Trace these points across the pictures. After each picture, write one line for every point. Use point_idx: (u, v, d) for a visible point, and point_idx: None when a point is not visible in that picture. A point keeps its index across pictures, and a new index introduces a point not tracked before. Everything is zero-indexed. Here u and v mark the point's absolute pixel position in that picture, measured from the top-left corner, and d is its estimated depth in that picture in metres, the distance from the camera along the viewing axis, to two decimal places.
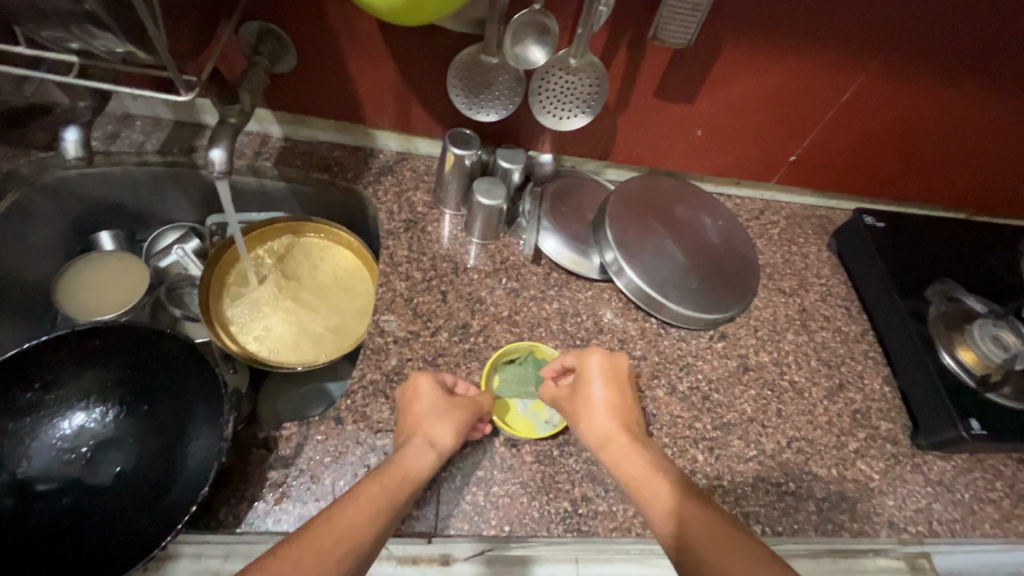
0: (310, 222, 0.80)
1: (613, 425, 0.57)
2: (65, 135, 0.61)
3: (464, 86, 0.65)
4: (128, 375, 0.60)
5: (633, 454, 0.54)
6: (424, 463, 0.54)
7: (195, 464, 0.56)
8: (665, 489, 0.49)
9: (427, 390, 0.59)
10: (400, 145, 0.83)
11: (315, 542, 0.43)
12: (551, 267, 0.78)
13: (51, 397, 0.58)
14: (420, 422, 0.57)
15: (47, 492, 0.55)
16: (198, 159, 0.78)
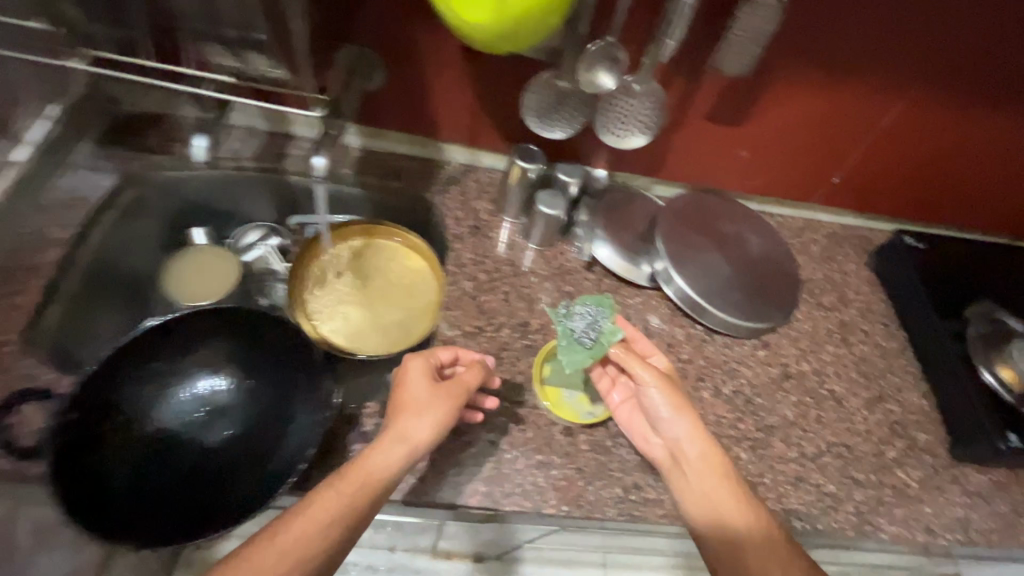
0: (381, 225, 0.88)
1: (701, 432, 0.59)
2: (198, 141, 0.84)
3: (536, 105, 0.72)
4: (236, 350, 0.62)
5: (714, 471, 0.57)
6: (393, 462, 0.54)
7: (304, 430, 0.57)
8: (744, 512, 0.55)
9: (411, 377, 0.60)
10: (467, 158, 0.90)
11: (261, 552, 0.47)
12: (603, 274, 0.84)
13: (167, 366, 0.61)
14: (400, 411, 0.58)
15: (162, 453, 0.58)
16: (287, 165, 0.87)
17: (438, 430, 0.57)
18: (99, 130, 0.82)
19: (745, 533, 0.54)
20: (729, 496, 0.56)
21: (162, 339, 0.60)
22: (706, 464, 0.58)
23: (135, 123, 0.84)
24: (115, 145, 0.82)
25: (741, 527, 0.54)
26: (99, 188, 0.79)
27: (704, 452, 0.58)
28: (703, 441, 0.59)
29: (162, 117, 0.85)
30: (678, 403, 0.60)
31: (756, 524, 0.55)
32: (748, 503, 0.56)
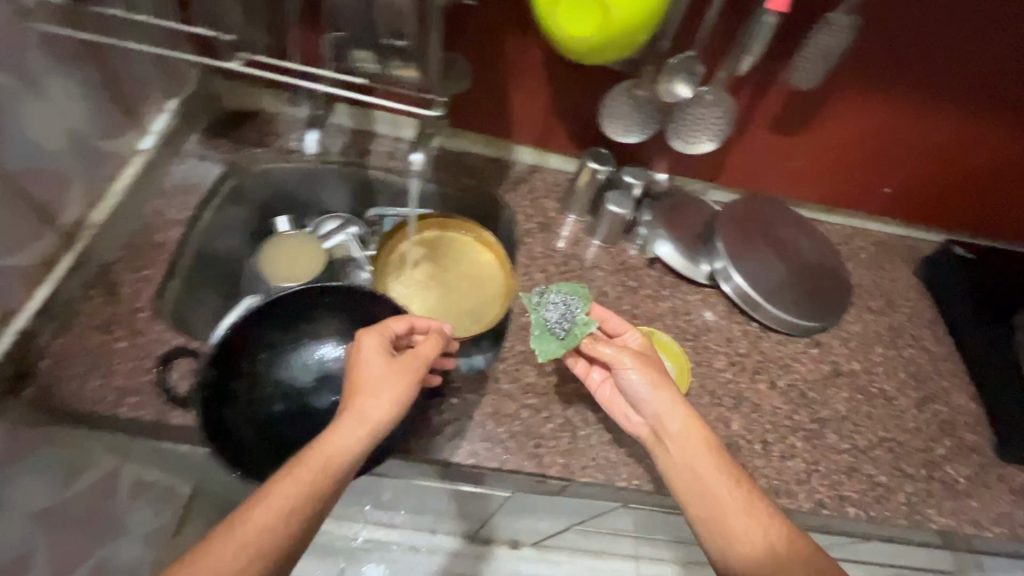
0: (452, 219, 0.94)
1: (680, 412, 0.63)
2: (308, 136, 0.91)
3: (613, 115, 0.77)
4: (343, 325, 0.69)
5: (697, 448, 0.61)
6: (353, 443, 0.55)
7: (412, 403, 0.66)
8: (727, 486, 0.59)
9: (369, 357, 0.59)
10: (534, 159, 0.96)
11: (229, 539, 0.49)
12: (663, 270, 0.89)
13: (285, 337, 0.67)
14: (362, 389, 0.58)
15: (283, 415, 0.64)
16: (371, 160, 0.94)
17: (395, 408, 0.58)
18: (204, 124, 0.89)
19: (732, 506, 0.58)
20: (710, 473, 0.60)
21: (281, 314, 0.67)
22: (688, 441, 0.61)
23: (235, 117, 0.91)
24: (220, 137, 0.89)
25: (728, 499, 0.58)
26: (209, 176, 0.86)
27: (688, 429, 0.62)
28: (675, 417, 0.62)
29: (259, 113, 0.92)
30: (655, 380, 0.63)
31: (740, 494, 0.58)
32: (730, 476, 0.60)
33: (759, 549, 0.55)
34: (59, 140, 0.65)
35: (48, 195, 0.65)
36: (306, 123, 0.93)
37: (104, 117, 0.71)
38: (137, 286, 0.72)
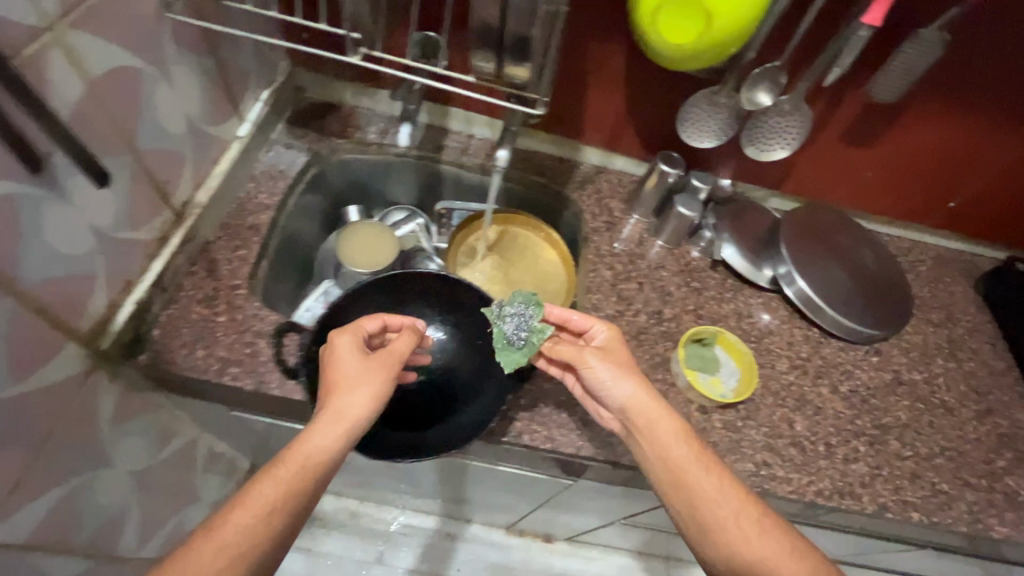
0: (519, 215, 0.97)
1: (648, 402, 0.61)
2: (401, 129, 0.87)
3: (690, 120, 0.80)
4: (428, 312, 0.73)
5: (671, 438, 0.60)
6: (331, 442, 0.55)
7: (494, 391, 0.69)
8: (703, 473, 0.58)
9: (343, 356, 0.59)
10: (600, 160, 0.98)
11: (211, 545, 0.49)
12: (726, 273, 0.91)
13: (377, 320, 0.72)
14: (337, 388, 0.58)
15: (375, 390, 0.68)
16: (444, 155, 0.97)
17: (372, 404, 0.57)
18: (290, 115, 0.93)
19: (709, 494, 0.56)
20: (685, 462, 0.58)
21: (380, 294, 0.71)
22: (661, 433, 0.60)
23: (318, 108, 0.95)
24: (304, 128, 0.92)
25: (708, 487, 0.57)
26: (295, 164, 0.90)
27: (655, 416, 0.61)
28: (640, 409, 0.61)
29: (340, 106, 0.95)
30: (619, 369, 0.63)
31: (716, 480, 0.57)
32: (706, 463, 0.59)
33: (741, 536, 0.54)
34: (180, 125, 0.69)
35: (168, 175, 0.69)
36: (383, 117, 0.96)
37: (213, 105, 0.75)
38: (235, 265, 0.77)
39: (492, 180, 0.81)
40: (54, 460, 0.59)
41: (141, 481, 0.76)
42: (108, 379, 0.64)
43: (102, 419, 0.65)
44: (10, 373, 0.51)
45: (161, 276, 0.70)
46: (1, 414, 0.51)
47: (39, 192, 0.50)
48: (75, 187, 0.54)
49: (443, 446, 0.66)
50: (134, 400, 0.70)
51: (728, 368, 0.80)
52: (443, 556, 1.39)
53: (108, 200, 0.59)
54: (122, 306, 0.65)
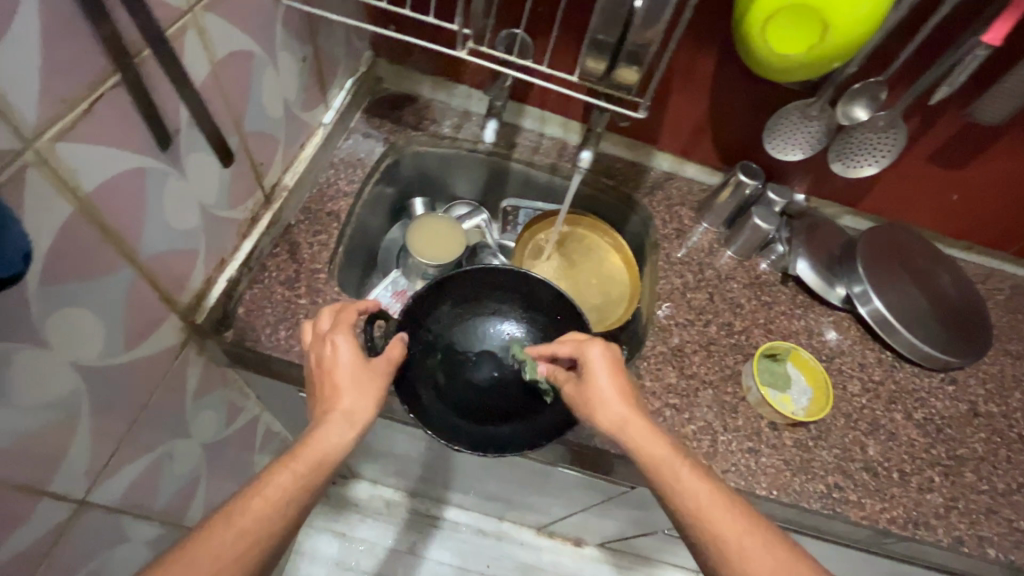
0: (586, 217, 0.97)
1: (624, 409, 0.58)
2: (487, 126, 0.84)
3: (777, 134, 0.80)
4: (504, 308, 0.74)
5: (648, 440, 0.56)
6: (341, 441, 0.55)
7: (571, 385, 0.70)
8: (688, 476, 0.53)
9: (343, 359, 0.58)
10: (671, 166, 0.96)
11: (218, 531, 0.46)
12: (797, 289, 0.89)
13: (456, 312, 0.73)
14: (340, 392, 0.57)
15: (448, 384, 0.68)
16: (516, 152, 0.96)
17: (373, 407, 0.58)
18: (368, 104, 0.93)
19: (696, 497, 0.52)
20: (665, 466, 0.54)
21: (462, 288, 0.73)
22: (642, 437, 0.56)
23: (395, 99, 0.95)
24: (381, 118, 0.93)
25: (695, 490, 0.52)
26: (372, 153, 0.90)
27: (629, 420, 0.57)
28: (613, 415, 0.57)
29: (416, 98, 0.95)
30: (591, 405, 0.59)
31: (704, 482, 0.53)
32: (686, 464, 0.54)
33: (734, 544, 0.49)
34: (277, 109, 0.70)
35: (263, 158, 0.70)
36: (458, 111, 0.96)
37: (305, 91, 0.76)
38: (315, 249, 0.78)
39: (573, 178, 0.85)
40: (149, 427, 0.60)
41: (211, 453, 0.78)
42: (196, 352, 0.66)
43: (188, 390, 0.67)
44: (124, 342, 0.53)
45: (250, 256, 0.72)
46: (111, 380, 0.53)
47: (165, 167, 0.51)
48: (189, 166, 0.55)
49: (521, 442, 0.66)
50: (214, 373, 0.71)
51: (800, 386, 0.79)
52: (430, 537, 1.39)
53: (215, 179, 0.61)
54: (215, 282, 0.67)
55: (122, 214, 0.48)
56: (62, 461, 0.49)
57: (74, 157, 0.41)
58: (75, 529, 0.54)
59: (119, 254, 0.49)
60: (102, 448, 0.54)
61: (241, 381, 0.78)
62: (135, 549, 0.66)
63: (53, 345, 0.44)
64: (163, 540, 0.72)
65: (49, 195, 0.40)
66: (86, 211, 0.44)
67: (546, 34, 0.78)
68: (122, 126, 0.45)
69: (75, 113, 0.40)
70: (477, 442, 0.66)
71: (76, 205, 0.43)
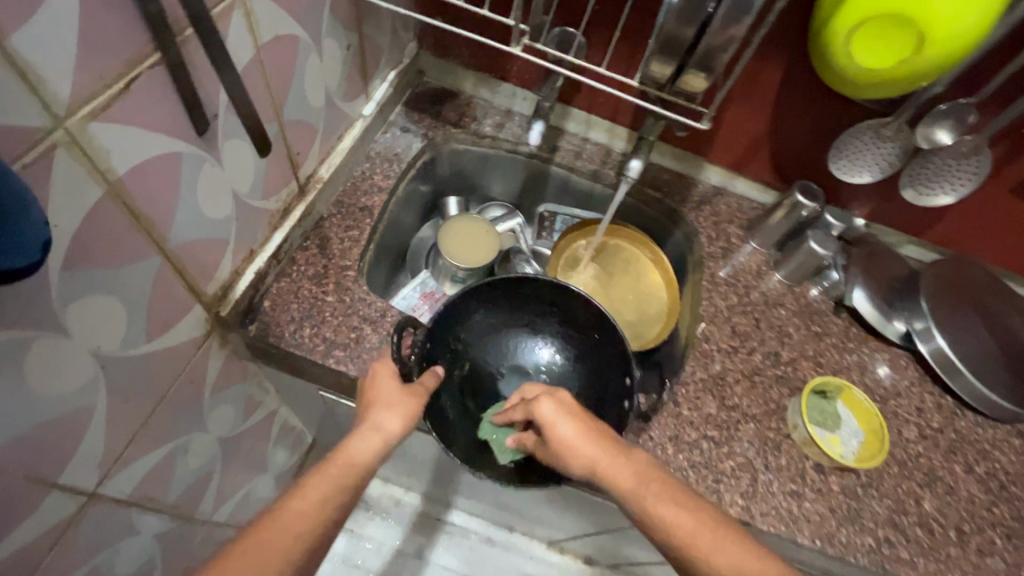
0: (625, 228, 0.92)
1: (589, 445, 0.54)
2: (534, 127, 0.81)
3: (843, 155, 0.76)
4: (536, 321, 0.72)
5: (618, 472, 0.52)
6: (373, 453, 0.54)
7: (602, 411, 0.68)
8: (663, 503, 0.49)
9: (382, 377, 0.58)
10: (720, 180, 0.90)
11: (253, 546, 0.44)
12: (851, 321, 0.83)
13: (489, 325, 0.72)
14: (373, 408, 0.57)
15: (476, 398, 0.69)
16: (558, 156, 0.91)
17: (406, 426, 0.57)
18: (409, 97, 0.91)
19: (679, 529, 0.48)
20: (638, 496, 0.50)
21: (497, 300, 0.72)
22: (613, 470, 0.52)
23: (437, 95, 0.92)
24: (421, 113, 0.90)
25: (673, 519, 0.49)
26: (410, 148, 0.87)
27: (597, 462, 0.53)
28: (581, 458, 0.54)
29: (458, 94, 0.92)
30: (560, 457, 0.55)
31: (681, 507, 0.49)
32: (658, 489, 0.50)
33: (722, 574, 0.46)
34: (319, 98, 0.67)
35: (301, 148, 0.68)
36: (500, 110, 0.92)
37: (348, 80, 0.74)
38: (346, 244, 0.75)
39: (619, 187, 0.81)
40: (165, 420, 0.58)
41: (226, 447, 0.76)
42: (218, 344, 0.64)
43: (207, 382, 0.64)
44: (147, 331, 0.50)
45: (280, 248, 0.69)
46: (131, 369, 0.50)
47: (201, 153, 0.49)
48: (225, 152, 0.52)
49: (540, 471, 0.64)
50: (234, 366, 0.69)
51: (851, 427, 0.73)
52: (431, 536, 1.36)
53: (251, 168, 0.58)
54: (243, 273, 0.65)
55: (154, 199, 0.45)
56: (74, 453, 0.47)
57: (107, 137, 0.39)
58: (83, 522, 0.52)
59: (147, 241, 0.47)
60: (116, 440, 0.52)
61: (261, 374, 0.76)
62: (142, 542, 0.63)
63: (72, 333, 0.42)
64: (172, 533, 0.70)
65: (80, 176, 0.38)
66: (117, 195, 0.41)
67: (602, 34, 0.74)
68: (160, 107, 0.42)
69: (111, 91, 0.38)
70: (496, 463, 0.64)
71: (106, 188, 0.40)
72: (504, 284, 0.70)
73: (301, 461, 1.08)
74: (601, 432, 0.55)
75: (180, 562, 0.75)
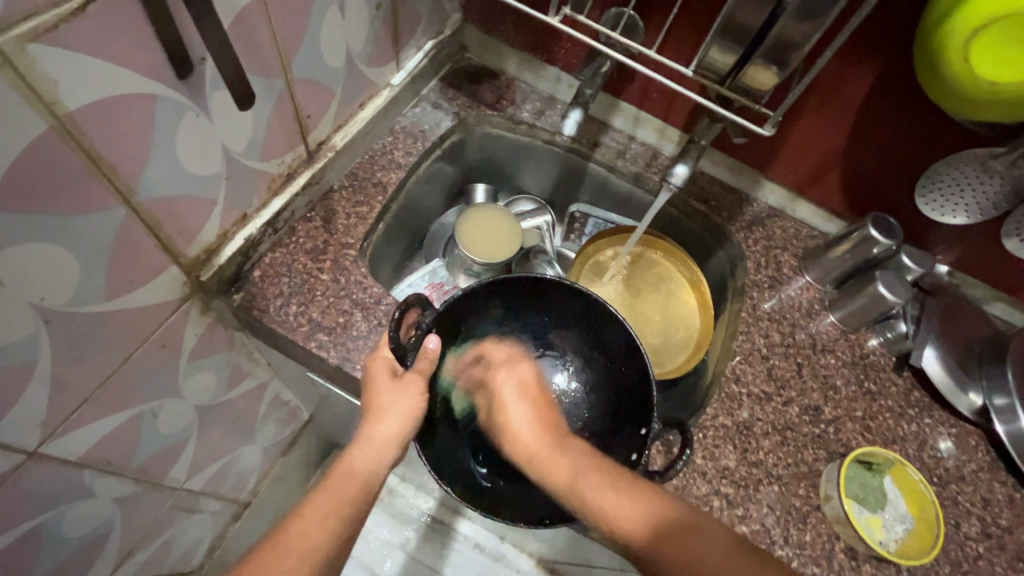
0: (664, 240, 0.82)
1: (530, 431, 0.56)
2: (570, 114, 0.74)
3: (938, 193, 0.66)
4: (563, 327, 0.66)
5: (558, 463, 0.52)
6: (376, 463, 0.52)
7: (614, 439, 0.61)
8: (604, 494, 0.49)
9: (377, 376, 0.54)
10: (780, 201, 0.79)
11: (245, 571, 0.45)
12: (914, 384, 0.70)
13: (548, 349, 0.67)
14: (370, 409, 0.53)
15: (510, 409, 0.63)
16: (599, 154, 0.82)
17: (410, 425, 0.54)
18: (446, 72, 0.83)
19: (619, 512, 0.47)
20: (576, 486, 0.50)
21: (519, 315, 0.66)
22: (551, 457, 0.53)
23: (476, 72, 0.84)
24: (456, 89, 0.82)
25: (616, 506, 0.48)
26: (439, 127, 0.79)
27: (537, 446, 0.54)
28: (522, 446, 0.56)
29: (499, 74, 0.84)
30: (506, 431, 0.58)
31: (623, 494, 0.48)
32: (597, 478, 0.49)
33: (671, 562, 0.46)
34: (337, 58, 0.61)
35: (312, 110, 0.62)
36: (543, 95, 0.84)
37: (375, 43, 0.68)
38: (352, 221, 0.70)
39: (659, 195, 0.72)
40: (130, 384, 0.54)
41: (206, 418, 0.72)
42: (199, 311, 0.59)
43: (183, 351, 0.60)
44: (106, 290, 0.46)
45: (278, 216, 0.64)
46: (90, 327, 0.47)
47: (182, 99, 0.44)
48: (216, 104, 0.47)
49: (509, 497, 0.59)
50: (218, 336, 0.64)
51: (898, 510, 0.63)
52: (436, 549, 1.18)
53: (247, 124, 0.53)
54: (232, 239, 0.60)
55: (116, 142, 0.40)
56: (10, 407, 0.44)
57: (51, 64, 0.34)
58: (23, 478, 0.49)
59: (107, 189, 0.42)
60: (66, 399, 0.48)
61: (250, 346, 0.72)
62: (99, 504, 0.61)
63: (7, 282, 0.38)
64: (135, 499, 0.67)
65: (15, 104, 0.33)
66: (67, 133, 0.37)
67: (662, 18, 0.65)
68: (127, 37, 0.37)
69: (59, 11, 0.33)
70: (469, 474, 0.60)
71: (51, 122, 0.36)
72: (521, 283, 0.62)
73: (295, 438, 1.03)
74: (543, 415, 0.58)
75: (144, 527, 0.73)
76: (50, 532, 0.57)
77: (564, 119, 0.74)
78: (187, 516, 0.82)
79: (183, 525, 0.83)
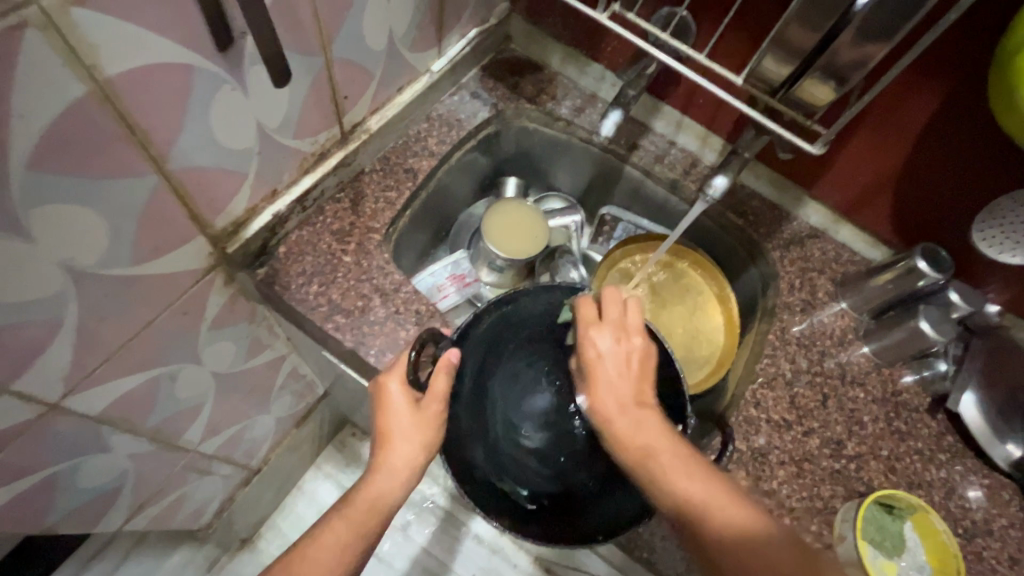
0: (693, 252, 0.80)
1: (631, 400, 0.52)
2: (609, 115, 0.72)
3: (1004, 228, 0.61)
4: None
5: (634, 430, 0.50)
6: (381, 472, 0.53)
7: None
8: (670, 463, 0.47)
9: (393, 405, 0.54)
10: (822, 223, 0.75)
11: None
12: (947, 428, 0.66)
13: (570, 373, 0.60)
14: (384, 437, 0.54)
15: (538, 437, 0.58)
16: (636, 158, 0.80)
17: (425, 456, 0.54)
18: (488, 62, 0.82)
19: (685, 491, 0.46)
20: (648, 458, 0.48)
21: None
22: (633, 429, 0.50)
23: (518, 63, 0.83)
24: (497, 80, 0.80)
25: (685, 488, 0.46)
26: (475, 117, 0.78)
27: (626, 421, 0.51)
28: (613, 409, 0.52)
29: (542, 68, 0.82)
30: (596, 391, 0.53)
31: (695, 481, 0.46)
32: (674, 458, 0.47)
33: (710, 542, 0.44)
34: (379, 40, 0.61)
35: (349, 92, 0.62)
36: (584, 91, 0.81)
37: (419, 28, 0.67)
38: (380, 205, 0.70)
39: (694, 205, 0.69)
40: (151, 348, 0.56)
41: (223, 385, 0.73)
42: (223, 281, 0.60)
43: (206, 320, 0.61)
44: (134, 254, 0.47)
45: (307, 193, 0.64)
46: (116, 290, 0.48)
47: (220, 72, 0.44)
48: (254, 80, 0.47)
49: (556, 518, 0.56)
50: (240, 307, 0.65)
51: (916, 559, 0.61)
52: (441, 540, 1.19)
53: (283, 101, 0.53)
54: (260, 213, 0.60)
55: (151, 108, 0.41)
56: (36, 359, 0.45)
57: (94, 28, 0.34)
58: (42, 429, 0.51)
59: (141, 155, 0.42)
60: (89, 356, 0.50)
61: (271, 321, 0.72)
62: (113, 459, 0.63)
63: (39, 241, 0.39)
64: (148, 457, 0.69)
65: (52, 65, 0.34)
66: (104, 97, 0.37)
67: (717, 21, 0.62)
68: (169, 7, 0.37)
69: None
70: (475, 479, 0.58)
71: (90, 87, 0.36)
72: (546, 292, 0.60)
73: (309, 411, 1.05)
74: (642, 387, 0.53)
75: (157, 483, 0.75)
76: (65, 480, 0.59)
77: (603, 119, 0.73)
78: (197, 477, 0.84)
79: (194, 486, 0.85)
